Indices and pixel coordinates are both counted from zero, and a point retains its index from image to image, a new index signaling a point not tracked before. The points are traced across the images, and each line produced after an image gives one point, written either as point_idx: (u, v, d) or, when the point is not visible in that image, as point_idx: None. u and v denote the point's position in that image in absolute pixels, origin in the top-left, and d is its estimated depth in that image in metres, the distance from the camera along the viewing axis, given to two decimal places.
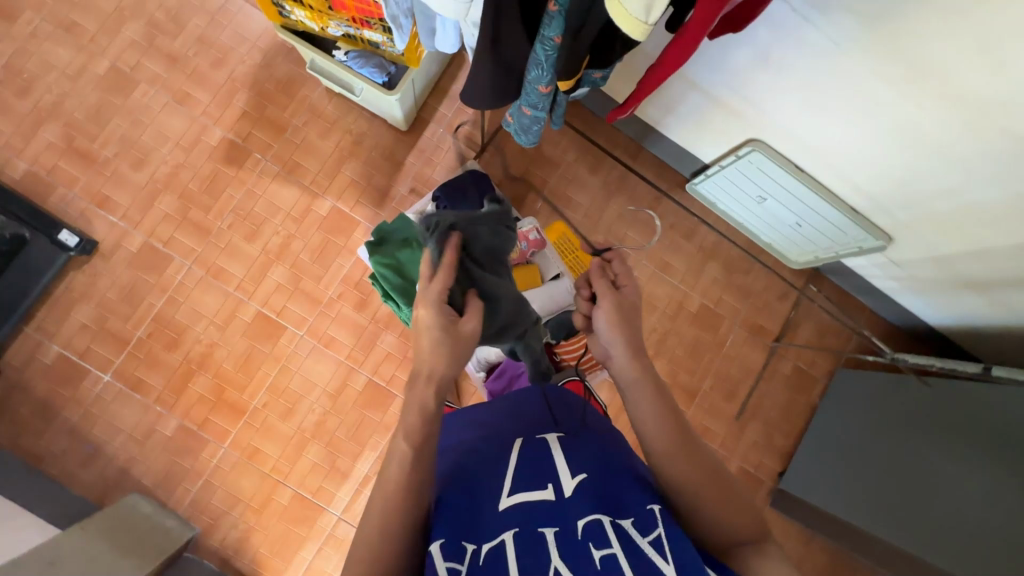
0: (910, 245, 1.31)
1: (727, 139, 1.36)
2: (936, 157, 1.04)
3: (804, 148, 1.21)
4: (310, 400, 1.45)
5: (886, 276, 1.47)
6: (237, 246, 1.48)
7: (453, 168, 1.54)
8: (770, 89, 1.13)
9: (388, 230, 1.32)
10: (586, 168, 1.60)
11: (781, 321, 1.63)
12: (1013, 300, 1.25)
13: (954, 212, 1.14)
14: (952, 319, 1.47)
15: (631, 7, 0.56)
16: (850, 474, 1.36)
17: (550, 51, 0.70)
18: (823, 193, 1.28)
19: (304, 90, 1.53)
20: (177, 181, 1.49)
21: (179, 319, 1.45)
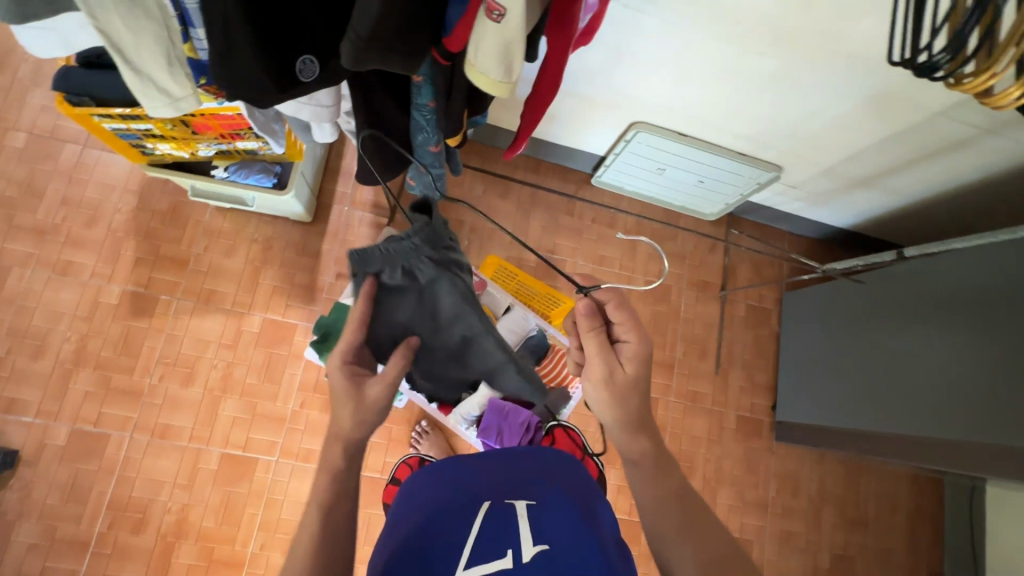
0: (800, 167, 1.43)
1: (612, 129, 1.45)
2: (789, 93, 1.16)
3: (679, 115, 1.31)
4: None
5: (791, 199, 1.60)
6: (176, 395, 1.38)
7: (370, 240, 1.53)
8: (631, 77, 1.22)
9: (329, 323, 1.29)
10: (496, 196, 1.64)
11: (719, 271, 1.72)
12: (898, 184, 1.39)
13: (824, 132, 1.26)
14: (859, 217, 1.61)
15: (492, 74, 0.60)
16: (833, 384, 1.44)
17: (428, 114, 0.75)
18: (709, 148, 1.38)
19: (193, 216, 1.47)
20: (88, 354, 1.37)
21: (139, 495, 1.32)
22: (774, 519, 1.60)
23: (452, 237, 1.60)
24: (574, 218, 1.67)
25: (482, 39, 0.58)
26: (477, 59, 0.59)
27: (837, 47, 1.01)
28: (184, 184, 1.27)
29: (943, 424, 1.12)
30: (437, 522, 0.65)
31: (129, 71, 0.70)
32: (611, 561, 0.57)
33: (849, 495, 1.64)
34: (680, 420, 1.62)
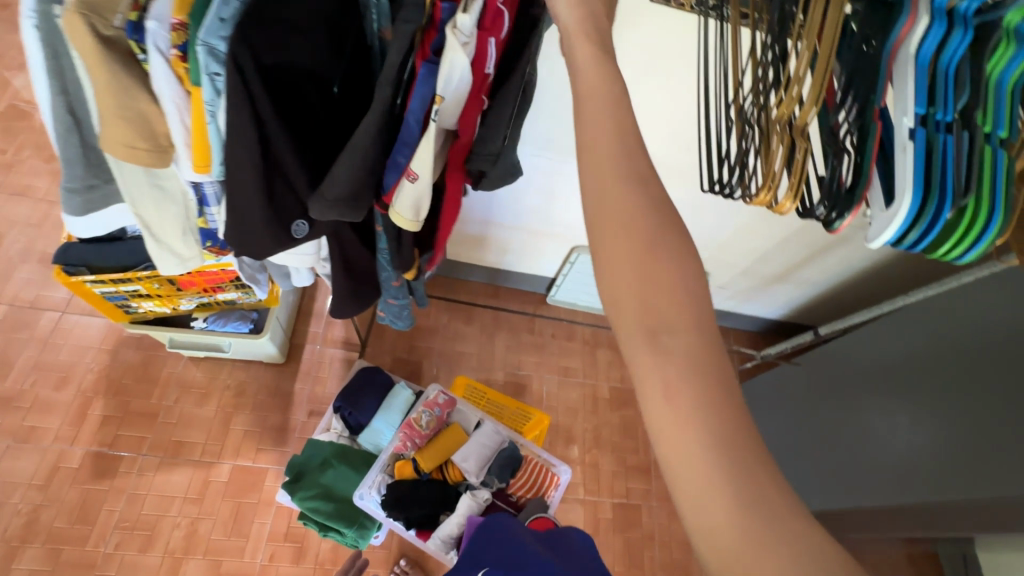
0: (722, 270, 1.63)
1: (557, 253, 1.65)
2: (692, 211, 1.40)
3: None
4: None
5: (724, 298, 1.79)
6: (132, 563, 1.29)
7: (343, 374, 1.59)
8: (564, 209, 1.45)
9: (301, 462, 1.30)
10: (460, 321, 1.76)
11: None
12: (807, 276, 1.61)
13: (731, 239, 1.49)
14: (786, 307, 1.80)
15: (405, 216, 0.75)
16: None
17: (387, 255, 0.89)
18: None
19: (166, 369, 1.51)
20: (39, 526, 1.30)
21: None
22: None
23: (422, 363, 1.68)
24: (535, 335, 1.80)
25: (402, 193, 0.74)
26: (396, 203, 0.75)
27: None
28: (163, 338, 1.34)
29: (866, 493, 1.13)
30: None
31: (153, 243, 0.87)
32: None
33: None
34: (667, 526, 1.59)
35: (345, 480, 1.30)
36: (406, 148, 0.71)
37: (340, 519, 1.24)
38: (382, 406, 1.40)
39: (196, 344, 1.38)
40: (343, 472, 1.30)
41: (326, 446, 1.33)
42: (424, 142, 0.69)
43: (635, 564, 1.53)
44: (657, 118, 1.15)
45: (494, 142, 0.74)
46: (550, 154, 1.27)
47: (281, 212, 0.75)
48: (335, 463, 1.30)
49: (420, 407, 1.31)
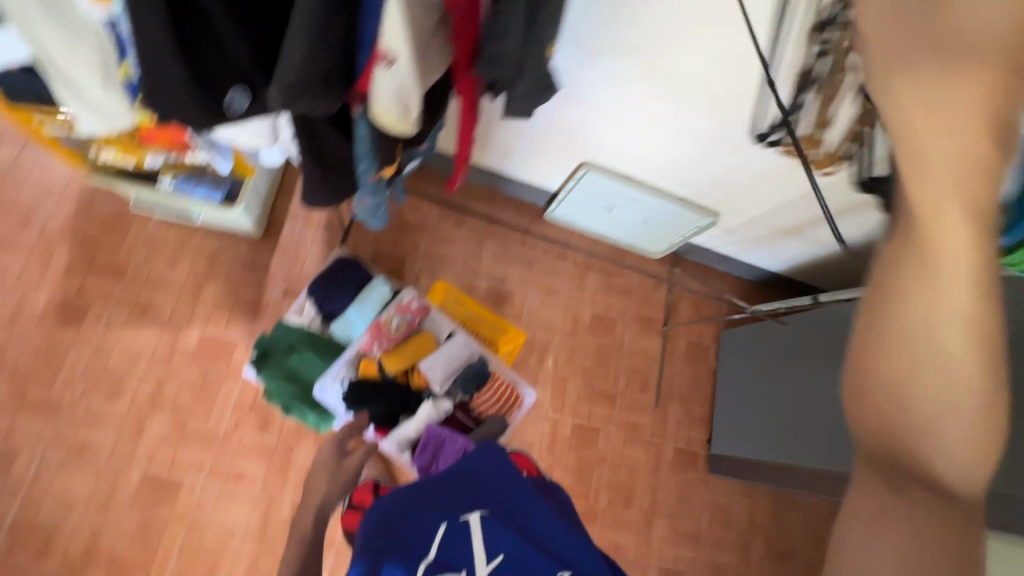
0: (732, 215, 1.54)
1: (562, 166, 1.52)
2: (705, 139, 1.25)
3: (625, 159, 1.40)
4: (232, 550, 1.31)
5: (725, 243, 1.71)
6: (97, 410, 1.32)
7: (322, 260, 1.52)
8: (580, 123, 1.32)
9: (271, 341, 1.29)
10: (450, 222, 1.67)
11: (662, 308, 1.80)
12: (820, 235, 1.52)
13: (741, 180, 1.37)
14: (788, 263, 1.74)
15: (392, 113, 0.66)
16: (766, 421, 1.48)
17: (367, 144, 0.76)
18: (653, 192, 1.47)
19: (136, 226, 1.43)
20: (7, 362, 1.31)
21: (47, 515, 1.25)
22: (706, 550, 1.65)
23: (405, 261, 1.62)
24: (526, 250, 1.72)
25: (380, 83, 0.63)
26: (376, 99, 0.65)
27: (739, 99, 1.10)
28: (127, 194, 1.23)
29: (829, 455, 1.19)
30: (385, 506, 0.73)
31: (64, 85, 0.76)
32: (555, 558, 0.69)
33: (776, 528, 1.71)
34: (620, 450, 1.66)
35: (313, 365, 1.30)
36: (375, 16, 0.59)
37: (305, 403, 1.26)
38: (355, 298, 1.36)
39: (164, 204, 1.29)
40: (311, 357, 1.29)
41: (296, 331, 1.31)
42: (388, 7, 0.56)
43: (582, 481, 1.61)
44: (701, 33, 0.98)
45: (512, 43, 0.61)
46: (574, 53, 1.11)
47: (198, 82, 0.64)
48: (302, 350, 1.29)
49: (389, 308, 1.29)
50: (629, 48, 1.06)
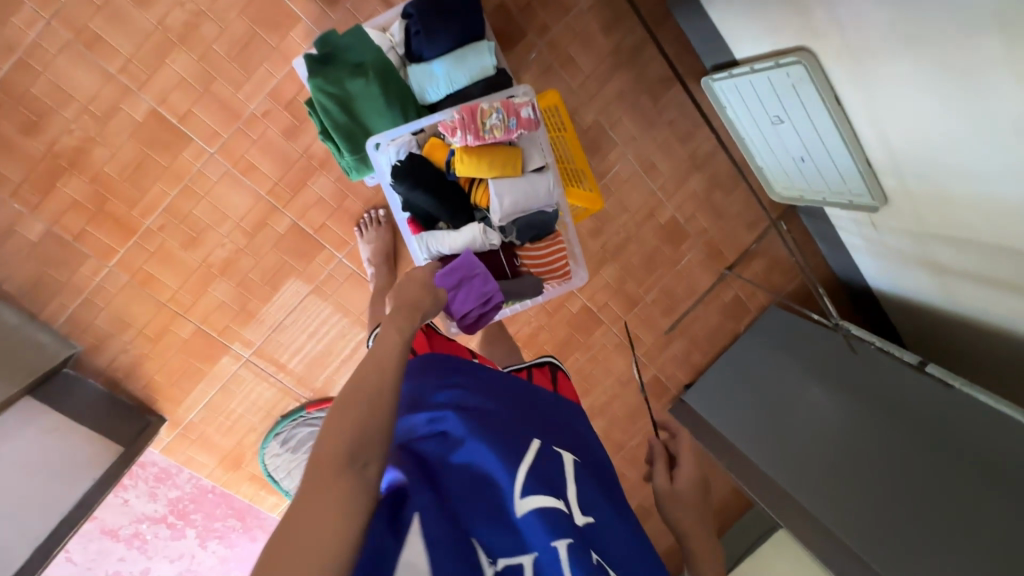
0: (890, 211, 1.27)
1: (777, 37, 1.16)
2: (991, 232, 1.04)
3: (874, 121, 1.08)
4: (326, 312, 1.37)
5: (855, 231, 1.46)
6: (274, 141, 1.22)
7: (604, 55, 1.37)
8: (860, 32, 0.96)
9: (339, 45, 1.04)
10: (678, 136, 1.48)
11: (797, 284, 1.69)
12: (959, 298, 1.27)
13: (967, 279, 1.20)
14: (891, 283, 1.51)
15: None
16: (752, 405, 1.46)
17: None
18: (865, 171, 1.20)
19: None
20: (197, 37, 1.13)
21: (199, 216, 1.23)
22: None
23: (614, 146, 1.45)
24: (725, 200, 1.58)
25: None
26: None
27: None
28: None
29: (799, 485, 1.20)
30: (451, 479, 0.59)
31: None
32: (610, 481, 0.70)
33: None
34: None
35: (372, 104, 1.04)
36: None
37: (343, 141, 1.03)
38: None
39: None
40: (376, 93, 1.03)
41: (373, 52, 1.04)
42: None
43: (632, 421, 1.71)
44: None
45: None
46: None
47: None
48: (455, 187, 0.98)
49: (496, 103, 0.91)
50: None
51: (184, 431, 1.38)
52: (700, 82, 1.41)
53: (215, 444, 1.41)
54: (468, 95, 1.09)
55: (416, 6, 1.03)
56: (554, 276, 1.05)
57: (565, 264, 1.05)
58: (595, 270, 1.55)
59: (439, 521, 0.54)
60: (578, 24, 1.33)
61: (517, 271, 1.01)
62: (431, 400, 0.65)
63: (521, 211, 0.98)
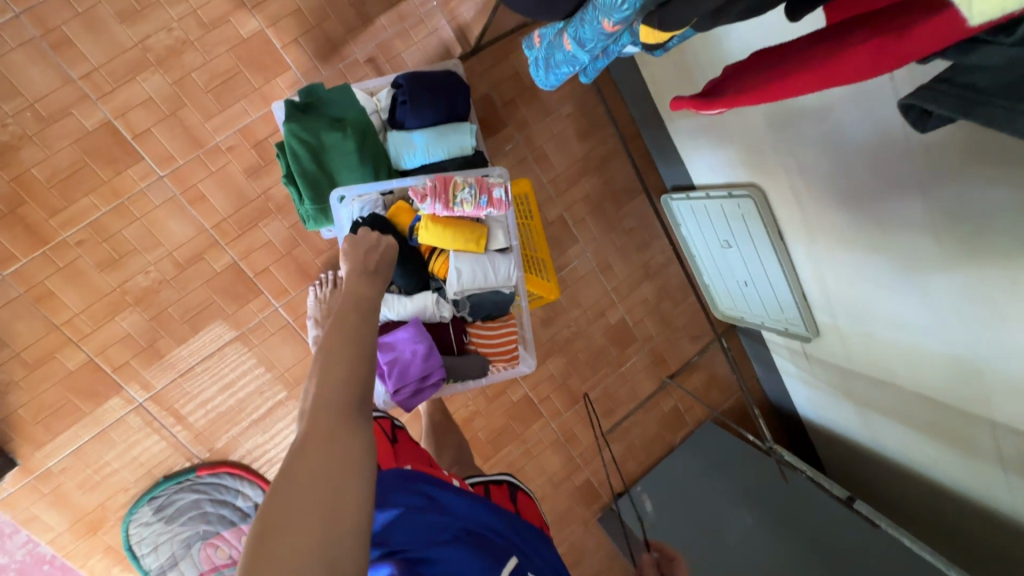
0: (823, 346, 1.34)
1: (731, 172, 1.27)
2: (909, 378, 1.11)
3: (812, 258, 1.17)
4: (247, 364, 1.24)
5: (789, 358, 1.54)
6: (232, 176, 1.17)
7: (576, 159, 1.45)
8: (809, 176, 1.06)
9: (323, 99, 1.05)
10: (635, 244, 1.56)
11: (731, 402, 1.73)
12: (882, 438, 1.32)
13: (888, 419, 1.26)
14: (817, 413, 1.58)
15: None
16: (678, 517, 1.42)
17: None
18: (802, 304, 1.28)
19: (381, 22, 1.21)
20: (177, 63, 1.11)
21: (128, 238, 1.13)
22: None
23: (576, 242, 1.50)
24: (673, 310, 1.63)
25: None
26: None
27: (977, 393, 0.95)
28: None
29: None
30: None
31: None
32: None
33: None
34: None
35: (345, 158, 1.03)
36: None
37: (307, 187, 1.00)
38: (423, 75, 1.09)
39: None
40: (350, 148, 1.03)
41: (357, 111, 1.06)
42: None
43: (557, 528, 1.59)
44: None
45: None
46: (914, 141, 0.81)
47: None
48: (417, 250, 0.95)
49: (470, 179, 0.91)
50: (961, 257, 0.83)
51: (35, 481, 1.15)
52: (660, 199, 1.52)
53: (70, 502, 1.18)
54: (442, 168, 1.11)
55: (407, 78, 1.07)
56: (502, 358, 1.00)
57: (514, 348, 1.01)
58: (541, 360, 1.52)
59: None
60: (556, 127, 1.42)
61: (464, 347, 0.99)
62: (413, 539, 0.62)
63: (477, 289, 0.95)
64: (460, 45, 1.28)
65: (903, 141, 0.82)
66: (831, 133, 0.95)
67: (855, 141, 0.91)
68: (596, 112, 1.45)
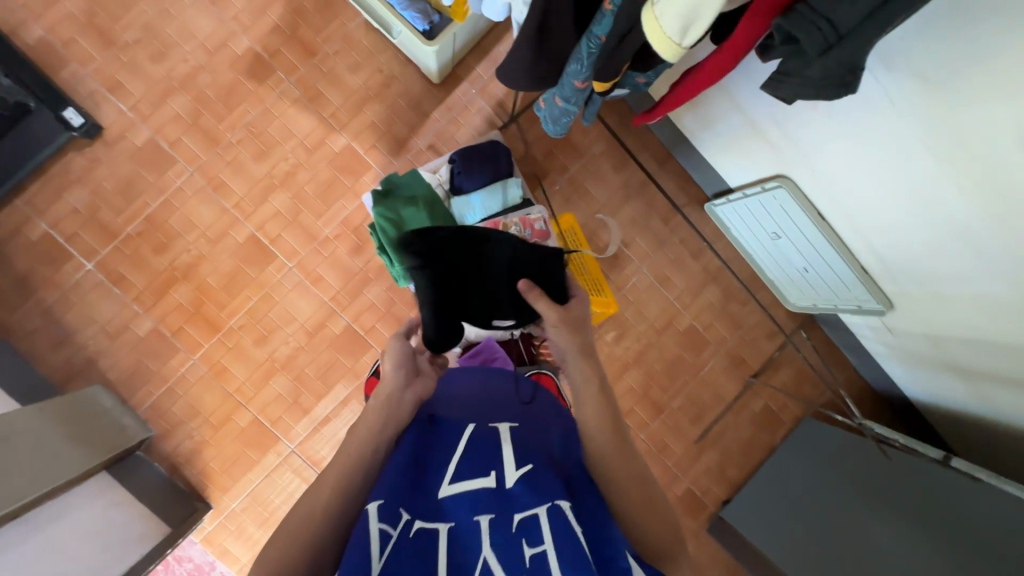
0: (903, 316, 1.31)
1: (760, 169, 1.36)
2: (995, 327, 1.08)
3: (855, 229, 1.21)
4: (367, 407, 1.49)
5: (876, 338, 1.49)
6: (340, 257, 1.48)
7: (616, 187, 1.62)
8: (821, 153, 1.13)
9: (397, 184, 1.33)
10: (689, 253, 1.65)
11: (828, 394, 1.68)
12: (993, 399, 1.24)
13: (992, 378, 1.19)
14: (925, 394, 1.49)
15: (669, 29, 0.57)
16: (789, 521, 1.37)
17: (594, 48, 0.69)
18: (863, 278, 1.29)
19: (433, 116, 1.52)
20: (294, 181, 1.47)
21: (272, 317, 1.47)
22: None
23: (631, 261, 1.63)
24: (742, 310, 1.67)
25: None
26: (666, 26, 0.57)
27: None
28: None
29: None
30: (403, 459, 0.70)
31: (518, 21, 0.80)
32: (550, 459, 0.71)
33: None
34: None
35: (420, 226, 1.29)
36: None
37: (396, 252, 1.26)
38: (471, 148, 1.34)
39: (376, 13, 1.29)
40: (423, 217, 1.29)
41: (425, 187, 1.33)
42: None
43: None
44: None
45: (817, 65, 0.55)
46: (897, 97, 0.89)
47: (619, 29, 0.62)
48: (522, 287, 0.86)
49: (516, 220, 1.27)
50: (983, 187, 0.87)
51: (225, 520, 1.46)
52: (704, 208, 1.62)
53: (250, 536, 1.46)
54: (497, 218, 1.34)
55: (459, 153, 1.33)
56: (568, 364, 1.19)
57: None
58: (618, 374, 1.62)
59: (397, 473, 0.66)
60: (592, 164, 1.61)
61: (535, 358, 1.16)
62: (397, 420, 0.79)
63: None
64: (499, 117, 1.54)
65: (889, 100, 0.91)
66: (829, 117, 1.04)
67: (848, 114, 1.00)
68: (626, 144, 1.62)
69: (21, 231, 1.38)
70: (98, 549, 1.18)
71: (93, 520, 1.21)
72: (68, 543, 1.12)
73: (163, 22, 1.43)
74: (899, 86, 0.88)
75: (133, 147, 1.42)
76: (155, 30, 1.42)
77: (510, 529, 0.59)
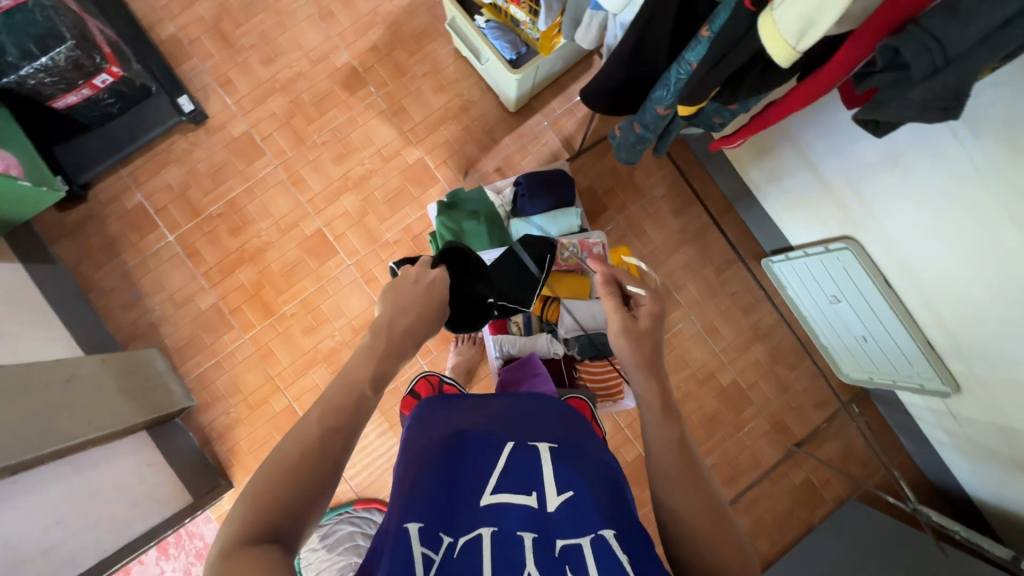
0: (974, 402, 1.22)
1: (824, 229, 1.34)
2: None
3: (926, 302, 1.15)
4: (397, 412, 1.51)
5: (937, 423, 1.40)
6: (396, 263, 1.54)
7: (672, 231, 1.63)
8: (896, 216, 1.10)
9: (462, 198, 1.38)
10: (740, 306, 1.62)
11: (877, 476, 1.56)
12: None
13: None
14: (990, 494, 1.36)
15: (784, 32, 0.56)
16: None
17: (683, 74, 0.74)
18: (932, 356, 1.21)
19: (505, 140, 1.59)
20: (366, 185, 1.56)
21: (324, 309, 1.53)
22: None
23: (679, 306, 1.61)
24: (790, 374, 1.60)
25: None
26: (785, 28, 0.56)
27: None
28: (448, 12, 1.38)
29: None
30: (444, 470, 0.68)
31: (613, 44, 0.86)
32: (599, 476, 0.70)
33: None
34: None
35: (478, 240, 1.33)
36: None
37: None
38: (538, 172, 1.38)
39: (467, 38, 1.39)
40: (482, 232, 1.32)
41: (488, 205, 1.37)
42: None
43: None
44: None
45: (923, 90, 0.55)
46: (983, 162, 0.88)
47: (715, 54, 0.65)
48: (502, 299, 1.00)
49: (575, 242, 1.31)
50: None
51: None
52: (761, 263, 1.59)
53: None
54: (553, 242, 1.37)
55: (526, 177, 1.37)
56: (609, 395, 1.20)
57: (619, 385, 1.21)
58: None
59: (439, 486, 0.66)
60: (652, 207, 1.63)
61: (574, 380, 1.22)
62: (431, 431, 0.75)
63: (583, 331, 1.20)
64: (566, 151, 1.60)
65: (974, 167, 0.90)
66: (908, 180, 1.03)
67: (930, 180, 0.98)
68: (688, 191, 1.64)
69: (119, 199, 1.52)
70: (126, 505, 1.21)
71: (127, 476, 1.25)
72: (101, 491, 1.16)
73: (277, 32, 1.59)
74: (986, 153, 0.86)
75: (230, 136, 1.56)
76: (269, 38, 1.58)
77: (553, 554, 0.60)
